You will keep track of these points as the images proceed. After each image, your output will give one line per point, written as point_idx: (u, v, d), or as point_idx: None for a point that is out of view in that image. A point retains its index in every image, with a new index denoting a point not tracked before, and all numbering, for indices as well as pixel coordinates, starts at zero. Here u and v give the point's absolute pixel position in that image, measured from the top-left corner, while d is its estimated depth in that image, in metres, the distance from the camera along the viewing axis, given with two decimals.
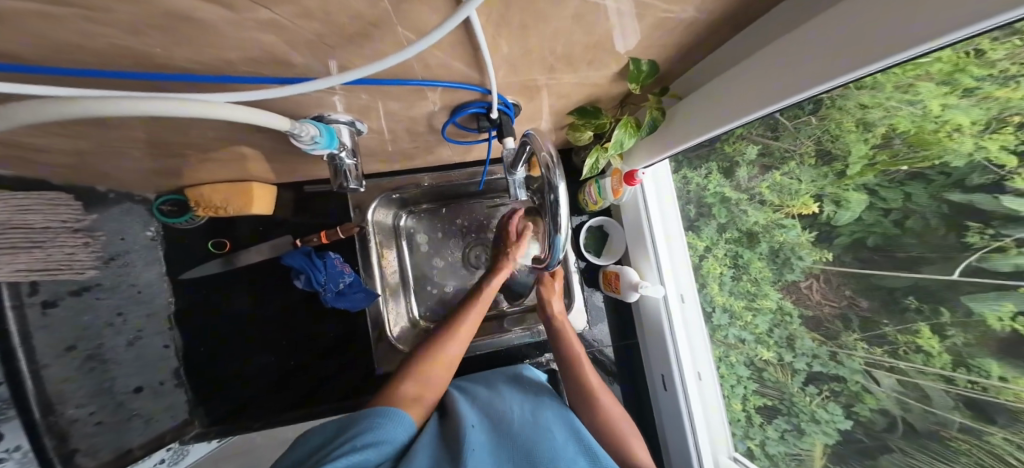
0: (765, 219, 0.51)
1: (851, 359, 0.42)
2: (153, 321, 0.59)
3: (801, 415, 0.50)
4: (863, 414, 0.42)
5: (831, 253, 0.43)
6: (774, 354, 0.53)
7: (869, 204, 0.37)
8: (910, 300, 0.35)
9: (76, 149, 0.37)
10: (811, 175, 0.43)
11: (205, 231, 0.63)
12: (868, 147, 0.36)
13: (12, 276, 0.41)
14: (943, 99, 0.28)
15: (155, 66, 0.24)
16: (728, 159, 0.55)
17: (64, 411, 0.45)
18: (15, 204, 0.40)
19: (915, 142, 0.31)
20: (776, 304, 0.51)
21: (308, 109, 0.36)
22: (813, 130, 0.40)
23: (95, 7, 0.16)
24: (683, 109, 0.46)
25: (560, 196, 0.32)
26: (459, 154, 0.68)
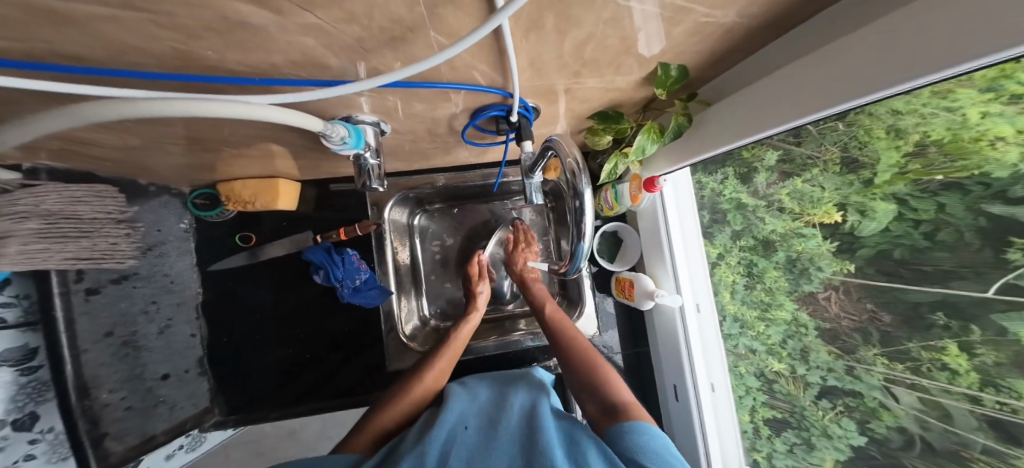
0: (783, 227, 0.50)
1: (871, 374, 0.42)
2: (182, 310, 0.61)
3: (812, 429, 0.51)
4: (879, 430, 0.42)
5: (854, 264, 0.42)
6: (786, 366, 0.53)
7: (898, 215, 0.37)
8: (938, 316, 0.34)
9: (125, 144, 0.39)
10: (836, 183, 0.42)
11: (233, 225, 0.66)
12: (901, 155, 0.35)
13: (62, 264, 0.41)
14: (984, 106, 0.26)
15: (207, 68, 0.25)
16: (746, 165, 0.54)
17: (98, 395, 0.45)
18: (68, 195, 0.40)
19: (951, 151, 0.31)
20: (791, 316, 0.51)
21: (338, 109, 0.37)
22: (839, 135, 0.39)
23: (156, 12, 0.18)
24: (709, 117, 0.46)
25: (585, 203, 0.33)
26: (476, 156, 0.68)
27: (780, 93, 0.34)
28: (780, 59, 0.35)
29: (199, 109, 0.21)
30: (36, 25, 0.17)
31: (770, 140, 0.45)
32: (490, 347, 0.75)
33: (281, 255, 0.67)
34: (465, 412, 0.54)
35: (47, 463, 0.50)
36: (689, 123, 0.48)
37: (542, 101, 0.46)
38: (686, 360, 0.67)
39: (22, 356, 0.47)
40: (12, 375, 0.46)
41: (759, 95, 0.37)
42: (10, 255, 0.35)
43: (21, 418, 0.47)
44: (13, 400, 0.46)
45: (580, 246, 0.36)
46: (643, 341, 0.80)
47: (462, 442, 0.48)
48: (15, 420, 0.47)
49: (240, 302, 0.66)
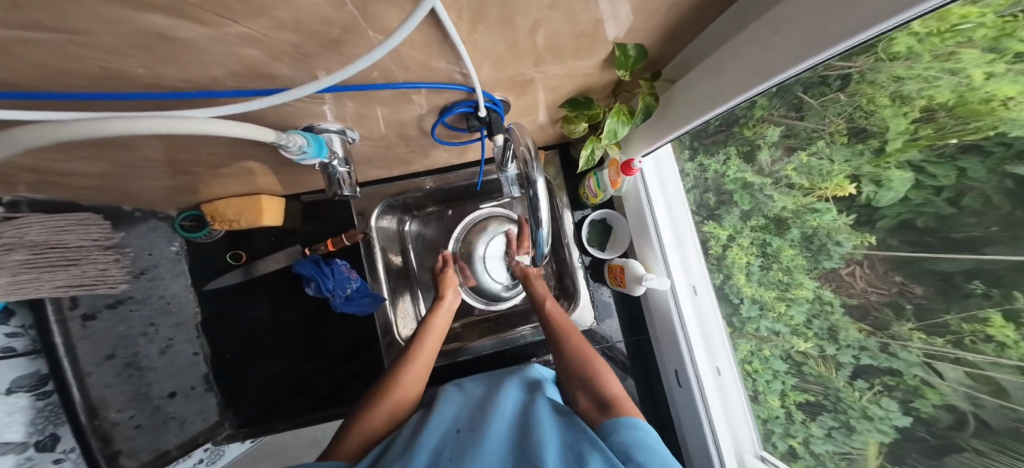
0: (793, 204, 0.46)
1: (907, 351, 0.36)
2: (182, 329, 0.62)
3: (851, 411, 0.43)
4: (925, 410, 0.35)
5: (875, 236, 0.37)
6: (814, 346, 0.46)
7: (918, 183, 0.32)
8: (976, 285, 0.29)
9: (97, 171, 0.40)
10: (845, 154, 0.38)
11: (224, 244, 0.67)
12: (909, 121, 0.32)
13: (52, 292, 0.42)
14: (990, 67, 0.25)
15: (141, 85, 0.25)
16: (749, 144, 0.51)
17: (108, 414, 0.48)
18: (53, 225, 0.42)
19: (966, 112, 0.27)
20: (814, 293, 0.45)
21: (299, 120, 0.37)
22: (842, 106, 0.37)
23: (71, 31, 0.18)
24: (676, 94, 0.45)
25: (539, 193, 0.36)
26: (456, 156, 0.68)
27: (748, 52, 0.33)
28: (743, 23, 0.34)
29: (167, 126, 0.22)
30: None
31: (773, 115, 0.45)
32: (486, 346, 0.75)
33: (276, 268, 0.67)
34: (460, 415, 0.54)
35: None
36: (656, 102, 0.48)
37: (507, 94, 0.46)
38: (681, 337, 0.66)
39: (37, 381, 0.51)
40: (30, 400, 0.50)
41: (729, 56, 0.35)
42: (0, 286, 0.37)
43: (43, 439, 0.51)
44: (32, 424, 0.50)
45: (537, 232, 0.39)
46: (642, 327, 0.79)
47: (459, 444, 0.47)
48: (38, 441, 0.50)
49: (238, 319, 0.67)
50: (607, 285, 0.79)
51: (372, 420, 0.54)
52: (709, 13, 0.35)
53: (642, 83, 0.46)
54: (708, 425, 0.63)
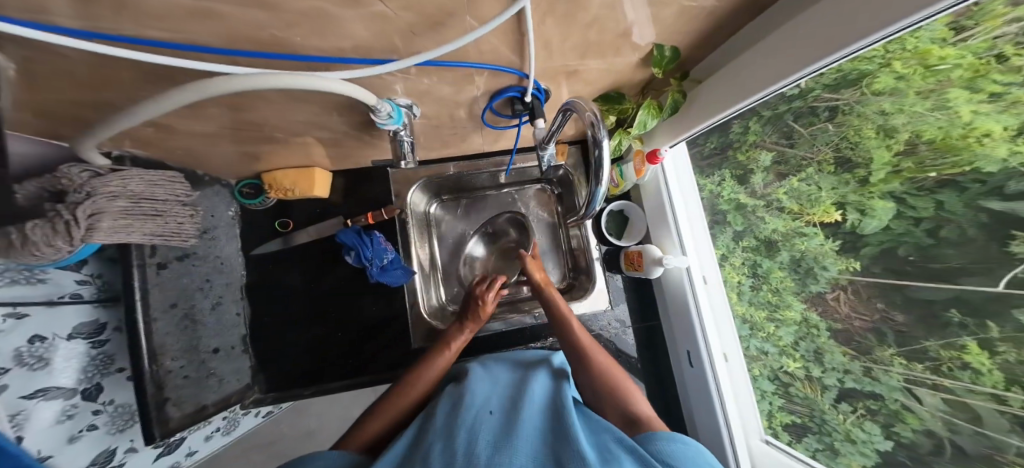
0: (784, 227, 0.57)
1: (890, 376, 0.45)
2: (229, 290, 0.67)
3: (835, 433, 0.53)
4: (905, 434, 0.45)
5: (859, 263, 0.47)
6: (801, 367, 0.57)
7: (898, 213, 0.42)
8: (953, 313, 0.38)
9: (200, 131, 0.45)
10: (832, 182, 0.49)
11: (272, 212, 0.73)
12: (891, 154, 0.42)
13: (140, 239, 0.46)
14: (977, 105, 0.33)
15: (286, 51, 0.32)
16: (743, 168, 0.65)
17: (164, 362, 0.50)
18: (147, 180, 0.46)
19: (940, 148, 0.36)
20: (801, 316, 0.56)
21: (379, 91, 0.43)
22: (830, 136, 0.49)
23: (273, 4, 0.24)
24: (699, 95, 0.52)
25: (603, 151, 0.40)
26: (490, 142, 0.75)
27: (763, 63, 0.40)
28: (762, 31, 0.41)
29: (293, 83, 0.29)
30: (190, 17, 0.24)
31: (765, 141, 0.59)
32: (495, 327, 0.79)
33: (307, 241, 0.73)
34: (485, 397, 0.52)
35: (106, 435, 0.55)
36: (683, 99, 0.55)
37: (550, 84, 0.53)
38: (696, 319, 0.71)
39: (94, 330, 0.53)
40: (86, 347, 0.52)
41: (752, 56, 0.41)
42: (103, 228, 0.41)
43: (88, 388, 0.53)
44: (84, 371, 0.52)
45: (597, 191, 0.45)
46: (653, 314, 0.84)
47: (487, 425, 0.45)
48: (85, 389, 0.52)
49: (279, 286, 0.72)
50: (621, 273, 0.85)
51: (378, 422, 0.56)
52: (729, 26, 0.43)
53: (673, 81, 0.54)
54: (725, 427, 0.66)
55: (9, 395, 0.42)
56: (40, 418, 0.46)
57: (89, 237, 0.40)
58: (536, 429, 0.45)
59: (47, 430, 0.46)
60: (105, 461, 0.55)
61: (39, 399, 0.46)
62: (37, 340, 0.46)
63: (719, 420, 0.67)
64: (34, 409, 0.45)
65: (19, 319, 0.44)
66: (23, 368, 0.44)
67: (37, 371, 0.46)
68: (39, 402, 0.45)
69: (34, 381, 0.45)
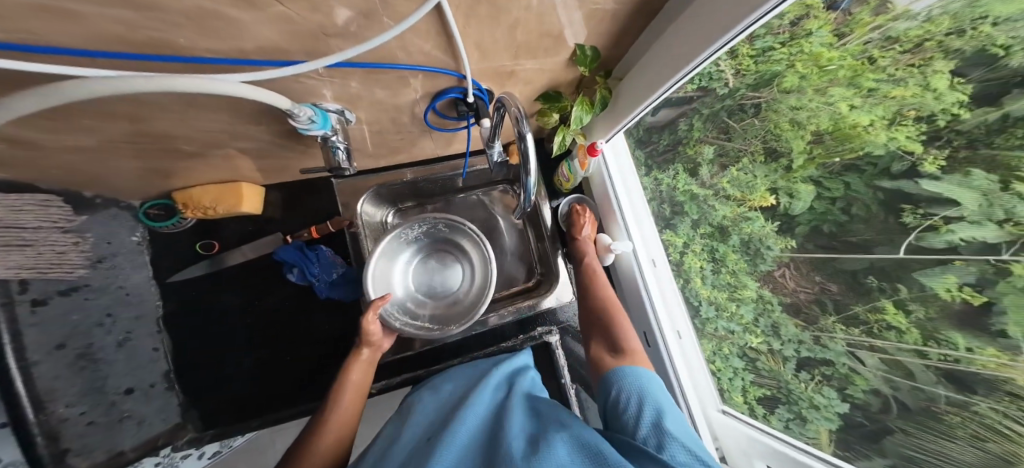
0: (732, 213, 0.59)
1: (835, 342, 0.46)
2: (140, 323, 0.58)
3: (801, 402, 0.52)
4: (857, 396, 0.45)
5: (795, 241, 0.50)
6: (763, 342, 0.57)
7: (817, 194, 0.45)
8: (871, 280, 0.40)
9: (75, 146, 0.39)
10: (764, 171, 0.52)
11: (194, 233, 0.65)
12: (805, 143, 0.45)
13: (5, 273, 0.39)
14: (852, 100, 0.39)
15: (175, 53, 0.28)
16: (692, 161, 0.66)
17: (55, 409, 0.42)
18: (11, 205, 0.40)
19: (841, 138, 0.41)
20: (756, 293, 0.57)
21: (302, 95, 0.40)
22: (758, 130, 0.52)
23: (144, 5, 0.21)
24: (624, 91, 0.56)
25: (529, 146, 0.39)
26: (442, 146, 0.75)
27: (673, 47, 0.42)
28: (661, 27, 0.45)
29: (179, 86, 0.24)
30: (37, 21, 0.20)
31: (706, 137, 0.62)
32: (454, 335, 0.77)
33: (244, 262, 0.67)
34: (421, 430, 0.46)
35: None
36: (609, 93, 0.58)
37: (491, 85, 0.53)
38: (647, 298, 0.76)
39: None
40: None
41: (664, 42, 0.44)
42: None
43: None
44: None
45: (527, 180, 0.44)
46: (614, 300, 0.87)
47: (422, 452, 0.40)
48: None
49: (212, 310, 0.65)
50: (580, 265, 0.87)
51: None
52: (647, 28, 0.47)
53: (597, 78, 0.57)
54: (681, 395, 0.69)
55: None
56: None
57: None
58: (471, 448, 0.41)
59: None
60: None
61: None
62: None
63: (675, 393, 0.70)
64: None
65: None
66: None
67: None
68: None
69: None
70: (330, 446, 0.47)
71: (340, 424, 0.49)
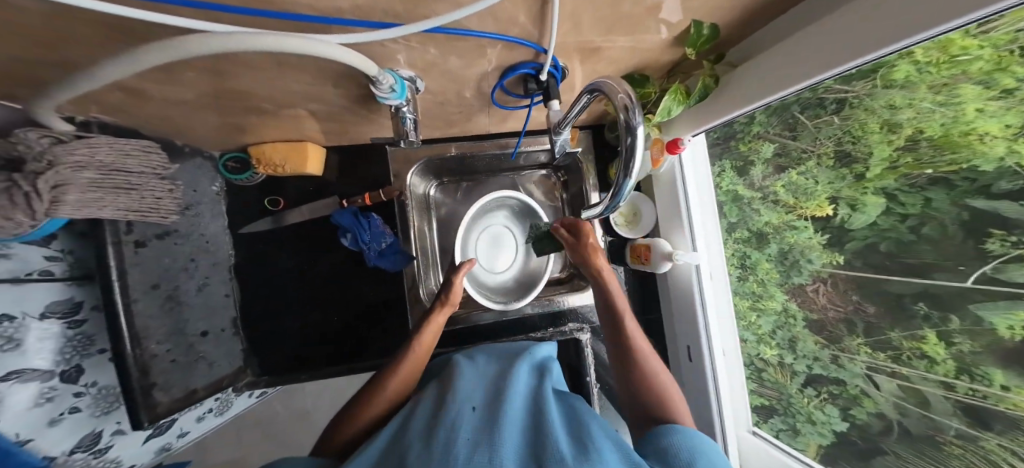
0: (777, 219, 0.60)
1: (854, 363, 0.50)
2: (216, 270, 0.64)
3: (799, 415, 0.60)
4: (860, 416, 0.51)
5: (842, 256, 0.51)
6: (776, 354, 0.63)
7: (887, 208, 0.44)
8: (920, 306, 0.41)
9: (176, 98, 0.40)
10: (828, 176, 0.51)
11: (262, 188, 0.69)
12: (892, 150, 0.42)
13: (115, 215, 0.43)
14: (982, 103, 0.33)
15: (270, 6, 0.26)
16: (743, 159, 0.65)
17: (148, 345, 0.47)
18: (118, 149, 0.42)
19: (940, 148, 0.37)
20: (782, 306, 0.60)
21: (380, 58, 0.38)
22: (834, 131, 0.49)
23: None
24: (734, 79, 0.49)
25: (636, 141, 0.32)
26: (494, 123, 0.70)
27: (790, 60, 0.39)
28: (784, 33, 0.41)
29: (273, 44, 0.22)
30: None
31: (768, 133, 0.59)
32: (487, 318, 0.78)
33: (301, 222, 0.70)
34: (465, 392, 0.49)
35: (91, 417, 0.54)
36: (714, 84, 0.51)
37: (573, 61, 0.47)
38: (701, 315, 0.70)
39: (68, 309, 0.51)
40: (60, 328, 0.50)
41: (781, 53, 0.40)
42: (69, 203, 0.37)
43: (68, 370, 0.51)
44: (60, 352, 0.50)
45: (625, 185, 0.37)
46: (653, 307, 0.84)
47: (465, 418, 0.42)
48: (64, 371, 0.51)
49: (271, 266, 0.70)
50: (623, 266, 0.84)
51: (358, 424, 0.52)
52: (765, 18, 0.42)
53: (706, 63, 0.50)
54: (716, 407, 0.69)
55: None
56: (17, 400, 0.44)
57: (54, 209, 0.36)
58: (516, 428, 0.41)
59: (23, 414, 0.45)
60: (92, 443, 0.54)
61: (15, 380, 0.44)
62: (5, 319, 0.43)
63: (711, 398, 0.69)
64: (8, 391, 0.43)
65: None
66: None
67: (10, 351, 0.43)
68: (14, 384, 0.44)
69: (7, 362, 0.43)
70: (395, 392, 0.56)
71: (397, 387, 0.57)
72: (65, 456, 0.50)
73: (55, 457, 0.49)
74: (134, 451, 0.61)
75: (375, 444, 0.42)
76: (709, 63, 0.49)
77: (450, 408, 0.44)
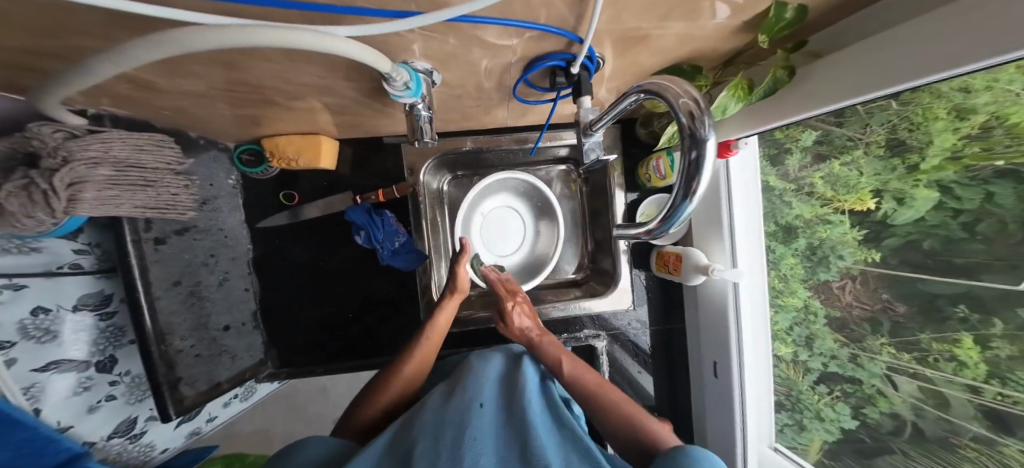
0: (810, 213, 0.57)
1: (874, 362, 0.51)
2: (235, 265, 0.65)
3: (806, 412, 0.62)
4: (871, 414, 0.53)
5: (878, 254, 0.49)
6: (790, 351, 0.63)
7: (936, 204, 0.41)
8: (959, 308, 0.40)
9: (186, 91, 0.38)
10: (876, 168, 0.46)
11: (277, 181, 0.68)
12: (958, 138, 0.37)
13: (132, 212, 0.42)
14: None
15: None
16: (778, 146, 0.59)
17: (173, 341, 0.49)
18: (133, 143, 0.40)
19: (1018, 134, 0.31)
20: (803, 303, 0.60)
21: (392, 49, 0.34)
22: (889, 116, 0.42)
23: None
24: (816, 73, 0.41)
25: (705, 156, 0.26)
26: (513, 117, 0.66)
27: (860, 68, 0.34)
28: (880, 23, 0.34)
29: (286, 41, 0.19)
30: None
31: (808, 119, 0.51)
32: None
33: (318, 216, 0.69)
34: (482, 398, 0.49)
35: (126, 404, 0.58)
36: (788, 78, 0.44)
37: (609, 51, 0.42)
38: (733, 332, 0.64)
39: (100, 301, 0.53)
40: (93, 320, 0.52)
41: (860, 51, 0.35)
42: (87, 200, 0.36)
43: (103, 360, 0.54)
44: (94, 343, 0.53)
45: (683, 207, 0.30)
46: (675, 317, 0.80)
47: (479, 425, 0.42)
48: (99, 361, 0.54)
49: (287, 260, 0.70)
50: (647, 270, 0.80)
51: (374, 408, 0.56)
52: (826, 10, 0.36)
53: (780, 52, 0.42)
54: (739, 422, 0.64)
55: (18, 369, 0.43)
56: (55, 389, 0.47)
57: (72, 208, 0.36)
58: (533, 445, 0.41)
59: (62, 402, 0.48)
60: (128, 428, 0.58)
61: (53, 371, 0.47)
62: (41, 312, 0.46)
63: (737, 414, 0.65)
64: (48, 381, 0.46)
65: (17, 290, 0.43)
66: (29, 341, 0.44)
67: (47, 344, 0.46)
68: (53, 375, 0.47)
69: (45, 354, 0.46)
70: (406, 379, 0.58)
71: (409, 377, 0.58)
72: (103, 441, 0.54)
73: (94, 442, 0.53)
74: (165, 435, 0.65)
75: (391, 433, 0.43)
76: (785, 53, 0.42)
77: (467, 413, 0.44)
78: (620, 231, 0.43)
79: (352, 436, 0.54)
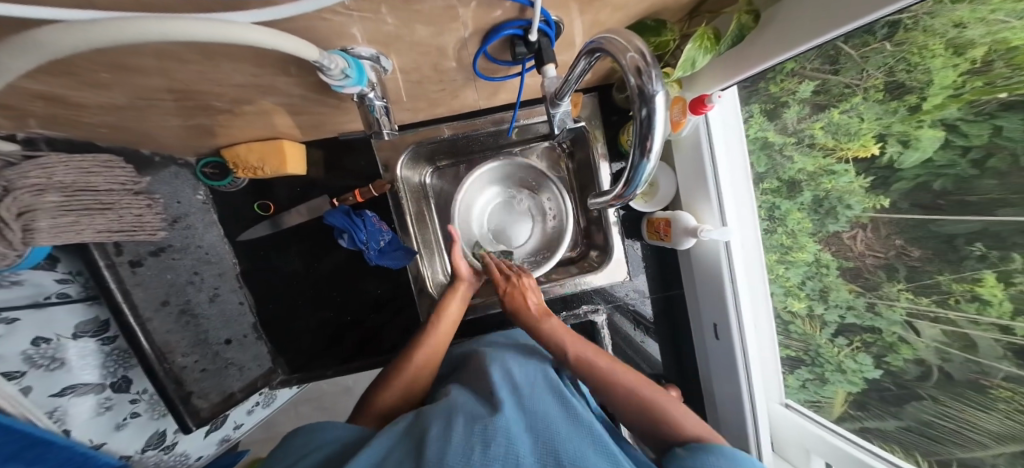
0: (813, 165, 0.54)
1: (893, 310, 0.48)
2: (224, 279, 0.65)
3: (827, 365, 0.60)
4: (895, 363, 0.50)
5: (887, 199, 0.46)
6: (805, 306, 0.60)
7: (945, 142, 0.38)
8: (976, 247, 0.38)
9: (111, 103, 0.36)
10: (876, 112, 0.44)
11: (249, 192, 0.67)
12: (958, 74, 0.36)
13: (97, 237, 0.41)
14: None
15: None
16: (775, 100, 0.57)
17: (175, 359, 0.49)
18: (76, 167, 0.38)
19: (1018, 64, 0.30)
20: (813, 257, 0.57)
21: (322, 35, 0.31)
22: (885, 58, 0.41)
23: None
24: (785, 9, 0.39)
25: (656, 111, 0.24)
26: (485, 98, 0.63)
27: None
28: None
29: (177, 32, 0.18)
30: None
31: (804, 69, 0.50)
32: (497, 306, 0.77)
33: (301, 222, 0.68)
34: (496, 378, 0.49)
35: (151, 419, 0.58)
36: (755, 22, 0.42)
37: (570, 13, 0.38)
38: (729, 289, 0.63)
39: (99, 327, 0.52)
40: (97, 344, 0.51)
41: None
42: (43, 229, 0.35)
43: (117, 381, 0.54)
44: (104, 366, 0.52)
45: (642, 166, 0.29)
46: (675, 283, 0.79)
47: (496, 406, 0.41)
48: (113, 383, 0.53)
49: (275, 270, 0.70)
50: (641, 240, 0.78)
51: (390, 394, 0.54)
52: None
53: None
54: (745, 378, 0.64)
55: (37, 396, 0.43)
56: (79, 412, 0.48)
57: (30, 239, 0.35)
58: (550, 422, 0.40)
59: (91, 422, 0.49)
60: (160, 440, 0.59)
61: (71, 395, 0.47)
62: (42, 342, 0.44)
63: (742, 377, 0.64)
64: (69, 404, 0.47)
65: (11, 323, 0.41)
66: (39, 369, 0.44)
67: (56, 370, 0.46)
68: (72, 398, 0.47)
69: (57, 380, 0.46)
70: (409, 380, 0.56)
71: (420, 365, 0.57)
72: (139, 454, 0.55)
73: (130, 455, 0.54)
74: (198, 443, 0.66)
75: (403, 422, 0.42)
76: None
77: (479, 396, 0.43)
78: (591, 202, 0.43)
79: (370, 421, 0.52)
